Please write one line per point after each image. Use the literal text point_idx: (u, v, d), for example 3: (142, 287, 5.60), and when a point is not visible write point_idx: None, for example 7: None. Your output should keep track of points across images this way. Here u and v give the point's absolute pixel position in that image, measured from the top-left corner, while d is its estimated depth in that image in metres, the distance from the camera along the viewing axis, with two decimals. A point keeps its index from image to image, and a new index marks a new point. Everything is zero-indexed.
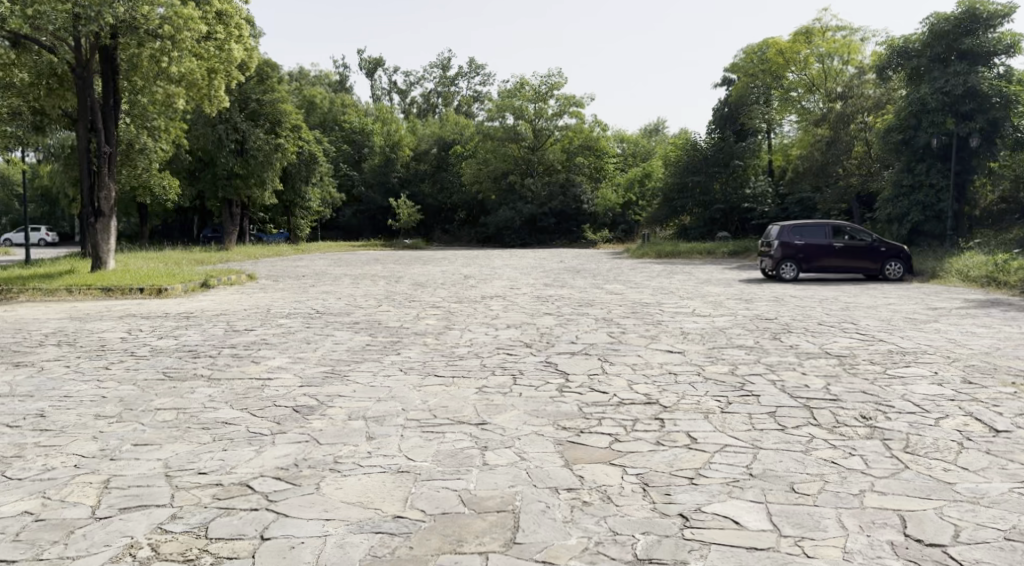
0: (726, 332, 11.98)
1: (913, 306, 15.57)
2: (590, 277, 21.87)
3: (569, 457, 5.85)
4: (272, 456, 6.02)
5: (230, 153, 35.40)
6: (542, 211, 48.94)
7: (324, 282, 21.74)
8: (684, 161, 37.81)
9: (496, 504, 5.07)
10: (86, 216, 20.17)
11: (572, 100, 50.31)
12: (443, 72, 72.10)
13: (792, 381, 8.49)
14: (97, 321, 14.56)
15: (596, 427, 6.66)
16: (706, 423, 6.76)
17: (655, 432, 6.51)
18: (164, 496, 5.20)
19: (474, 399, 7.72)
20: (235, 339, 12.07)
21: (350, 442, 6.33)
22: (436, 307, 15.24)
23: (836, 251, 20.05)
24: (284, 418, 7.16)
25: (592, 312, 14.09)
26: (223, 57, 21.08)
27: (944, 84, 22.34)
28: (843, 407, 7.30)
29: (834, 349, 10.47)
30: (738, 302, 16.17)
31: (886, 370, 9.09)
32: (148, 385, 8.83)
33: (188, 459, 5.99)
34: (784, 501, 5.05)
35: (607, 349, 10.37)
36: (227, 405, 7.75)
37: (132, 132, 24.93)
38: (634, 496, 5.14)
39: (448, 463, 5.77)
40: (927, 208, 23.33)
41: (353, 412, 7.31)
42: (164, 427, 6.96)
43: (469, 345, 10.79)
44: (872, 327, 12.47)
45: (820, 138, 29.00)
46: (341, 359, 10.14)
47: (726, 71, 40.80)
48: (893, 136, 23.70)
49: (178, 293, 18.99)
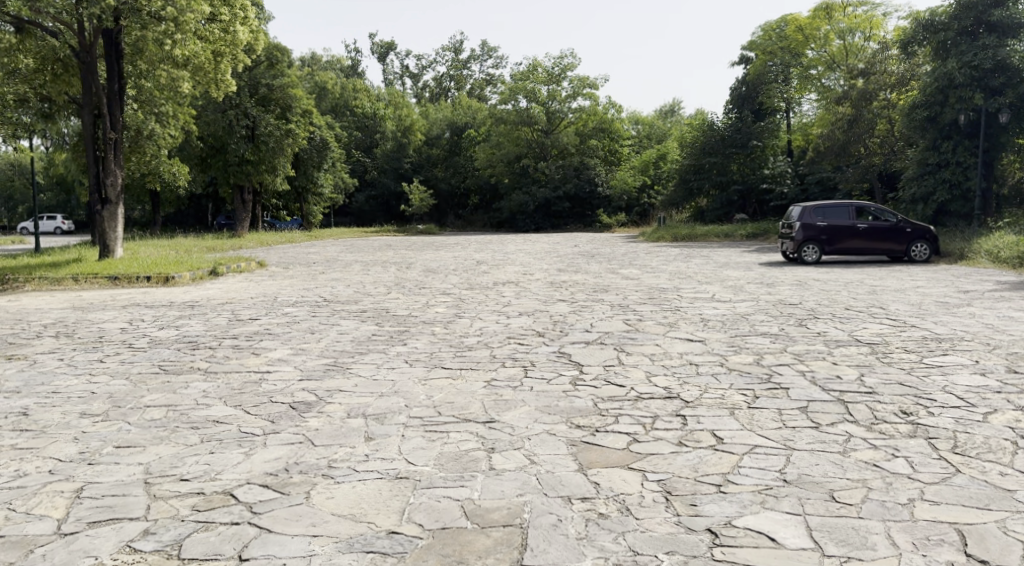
0: (749, 318, 11.46)
1: (942, 288, 14.95)
2: (605, 261, 21.29)
3: (584, 461, 5.36)
4: (261, 460, 5.55)
5: (242, 139, 34.80)
6: (556, 195, 48.26)
7: (334, 269, 21.36)
8: (700, 142, 37.20)
9: (502, 516, 4.58)
10: (93, 204, 19.70)
11: (585, 82, 49.62)
12: (456, 55, 71.40)
13: (823, 371, 7.98)
14: (99, 311, 14.14)
15: (613, 425, 6.16)
16: (732, 420, 6.25)
17: (677, 431, 5.99)
18: (139, 507, 4.74)
19: (482, 394, 7.23)
20: (237, 329, 11.60)
21: (347, 444, 5.85)
22: (446, 294, 14.75)
23: (860, 232, 19.40)
24: (279, 416, 6.69)
25: (608, 298, 13.59)
26: (229, 40, 20.53)
27: (973, 58, 21.72)
28: (881, 402, 6.78)
29: (864, 336, 10.00)
30: (760, 286, 15.60)
31: (922, 358, 8.59)
32: (141, 379, 8.37)
33: (170, 463, 5.52)
34: (825, 513, 4.54)
35: (623, 338, 9.84)
36: (221, 401, 7.29)
37: (138, 118, 24.22)
38: (656, 507, 4.64)
39: (452, 468, 5.28)
40: (953, 187, 22.73)
41: (352, 409, 6.85)
42: (150, 427, 6.50)
43: (479, 335, 10.31)
44: (903, 312, 11.97)
45: (841, 117, 28.26)
46: (346, 349, 9.67)
47: (743, 49, 40.07)
48: (919, 114, 23.03)
49: (186, 281, 18.60)
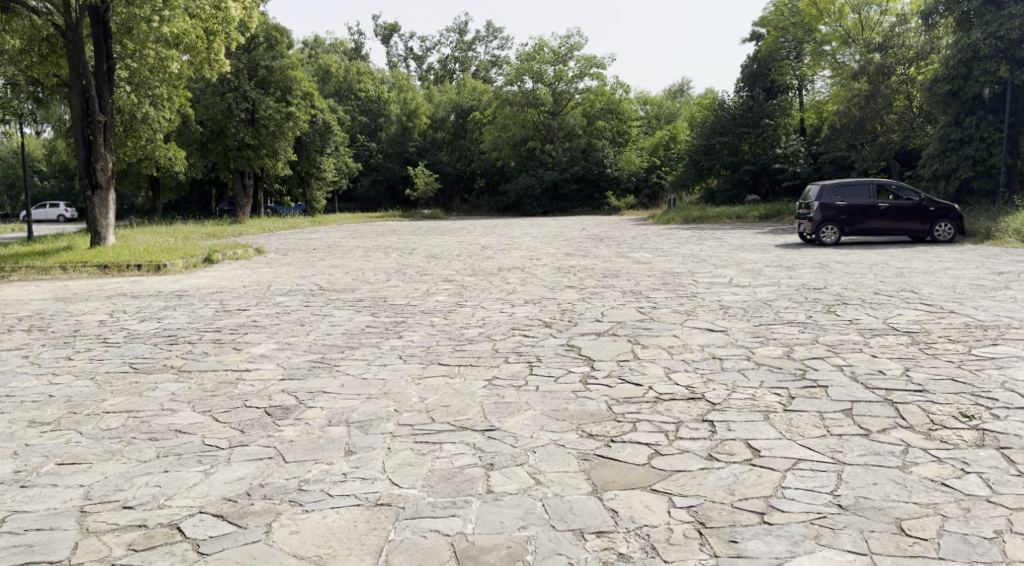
0: (772, 304, 10.62)
1: (973, 270, 14.05)
2: (614, 245, 20.50)
3: (598, 481, 4.58)
4: (223, 480, 4.76)
5: (242, 123, 33.88)
6: (563, 177, 47.22)
7: (334, 255, 20.55)
8: (711, 122, 36.39)
9: (501, 560, 3.85)
10: (82, 189, 18.79)
11: (592, 62, 48.66)
12: (461, 37, 70.62)
13: (863, 366, 7.14)
14: (83, 302, 13.33)
15: (631, 434, 5.33)
16: (768, 427, 5.42)
17: (704, 441, 5.18)
18: (63, 546, 4.03)
19: (481, 396, 6.42)
20: (222, 321, 10.77)
21: (323, 459, 5.05)
22: (448, 281, 13.92)
23: (881, 212, 18.50)
24: (250, 424, 5.88)
25: (618, 284, 12.74)
26: (221, 16, 19.54)
27: (998, 28, 20.87)
28: (936, 403, 5.96)
29: (901, 323, 9.18)
30: (779, 269, 14.78)
31: (970, 350, 7.74)
32: (106, 380, 7.57)
33: (116, 485, 4.72)
34: (894, 551, 3.85)
35: (637, 329, 9.01)
36: (188, 406, 6.49)
37: (132, 100, 23.54)
38: (688, 547, 3.93)
39: (443, 490, 4.48)
40: (977, 163, 21.79)
41: (334, 415, 6.03)
42: (103, 439, 5.68)
43: (481, 326, 9.50)
44: (938, 296, 11.12)
45: (857, 93, 27.23)
46: (335, 344, 8.85)
47: (755, 26, 39.04)
48: (940, 88, 22.09)
49: (178, 269, 17.80)
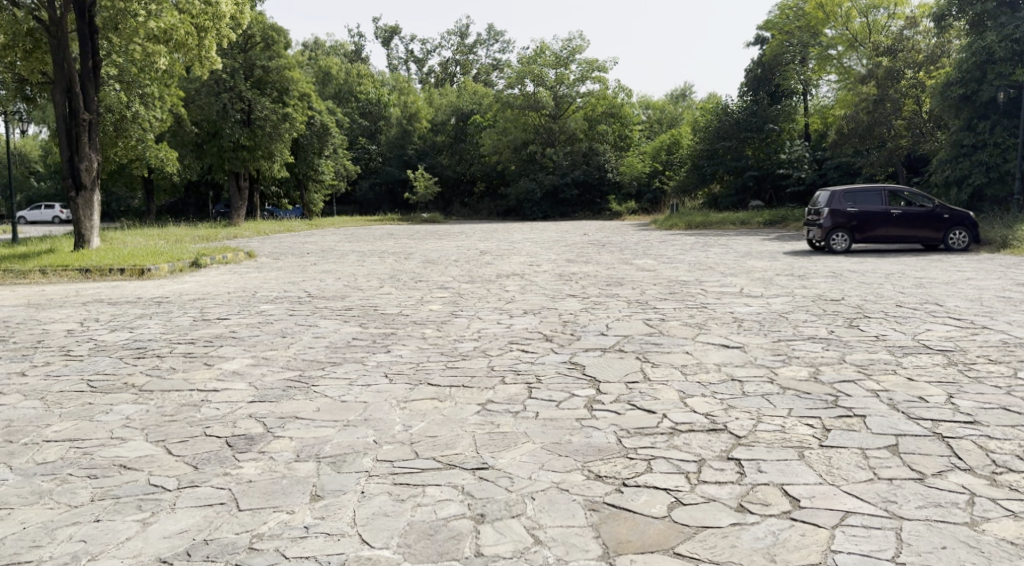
0: (788, 317, 9.87)
1: (996, 281, 13.30)
2: (617, 251, 19.74)
3: (609, 540, 3.93)
4: (164, 531, 4.10)
5: (237, 124, 33.03)
6: (563, 182, 46.49)
7: (327, 259, 19.79)
8: (714, 126, 35.73)
9: None
10: (67, 189, 17.96)
11: (594, 65, 47.95)
12: (462, 39, 69.81)
13: (902, 392, 6.35)
14: (56, 308, 12.57)
15: (646, 476, 4.55)
16: (805, 468, 4.66)
17: (733, 484, 4.44)
18: None
19: (473, 425, 5.65)
20: (198, 332, 9.97)
21: (284, 507, 4.30)
22: (443, 289, 13.13)
23: (893, 218, 17.70)
24: (206, 459, 5.10)
25: (622, 293, 11.95)
26: (212, 13, 18.62)
27: (1016, 32, 20.28)
28: (993, 439, 5.19)
29: (932, 340, 8.41)
30: (791, 278, 14.05)
31: (1014, 373, 6.97)
32: (57, 400, 6.77)
33: (33, 540, 4.07)
34: None
35: (646, 344, 8.22)
36: (141, 434, 5.71)
37: (123, 100, 22.91)
38: None
39: (425, 553, 3.86)
40: (990, 169, 20.96)
41: (304, 448, 5.26)
42: (34, 476, 4.92)
43: (476, 339, 8.72)
44: (966, 310, 10.32)
45: (865, 98, 26.52)
46: (316, 360, 8.07)
47: (760, 30, 38.29)
48: (953, 91, 21.20)
49: (163, 273, 16.99)
